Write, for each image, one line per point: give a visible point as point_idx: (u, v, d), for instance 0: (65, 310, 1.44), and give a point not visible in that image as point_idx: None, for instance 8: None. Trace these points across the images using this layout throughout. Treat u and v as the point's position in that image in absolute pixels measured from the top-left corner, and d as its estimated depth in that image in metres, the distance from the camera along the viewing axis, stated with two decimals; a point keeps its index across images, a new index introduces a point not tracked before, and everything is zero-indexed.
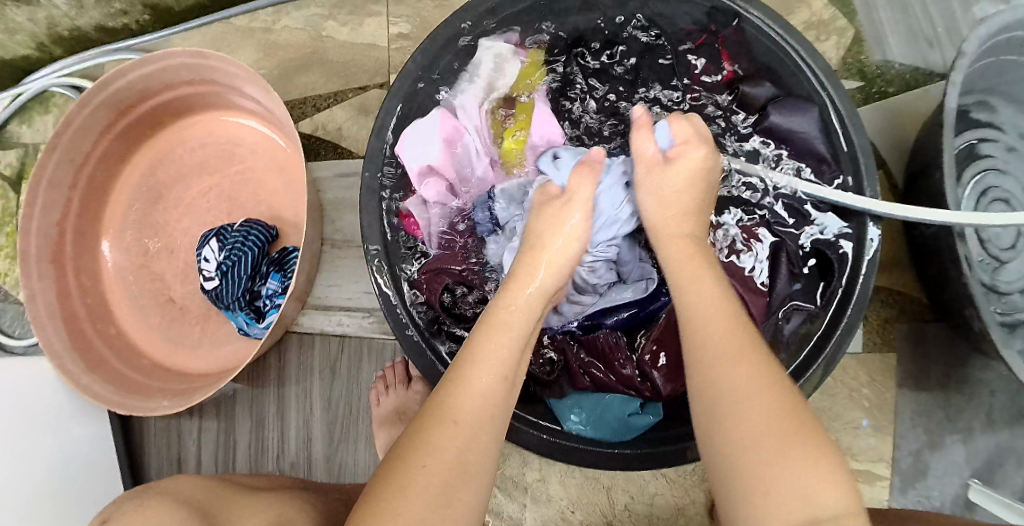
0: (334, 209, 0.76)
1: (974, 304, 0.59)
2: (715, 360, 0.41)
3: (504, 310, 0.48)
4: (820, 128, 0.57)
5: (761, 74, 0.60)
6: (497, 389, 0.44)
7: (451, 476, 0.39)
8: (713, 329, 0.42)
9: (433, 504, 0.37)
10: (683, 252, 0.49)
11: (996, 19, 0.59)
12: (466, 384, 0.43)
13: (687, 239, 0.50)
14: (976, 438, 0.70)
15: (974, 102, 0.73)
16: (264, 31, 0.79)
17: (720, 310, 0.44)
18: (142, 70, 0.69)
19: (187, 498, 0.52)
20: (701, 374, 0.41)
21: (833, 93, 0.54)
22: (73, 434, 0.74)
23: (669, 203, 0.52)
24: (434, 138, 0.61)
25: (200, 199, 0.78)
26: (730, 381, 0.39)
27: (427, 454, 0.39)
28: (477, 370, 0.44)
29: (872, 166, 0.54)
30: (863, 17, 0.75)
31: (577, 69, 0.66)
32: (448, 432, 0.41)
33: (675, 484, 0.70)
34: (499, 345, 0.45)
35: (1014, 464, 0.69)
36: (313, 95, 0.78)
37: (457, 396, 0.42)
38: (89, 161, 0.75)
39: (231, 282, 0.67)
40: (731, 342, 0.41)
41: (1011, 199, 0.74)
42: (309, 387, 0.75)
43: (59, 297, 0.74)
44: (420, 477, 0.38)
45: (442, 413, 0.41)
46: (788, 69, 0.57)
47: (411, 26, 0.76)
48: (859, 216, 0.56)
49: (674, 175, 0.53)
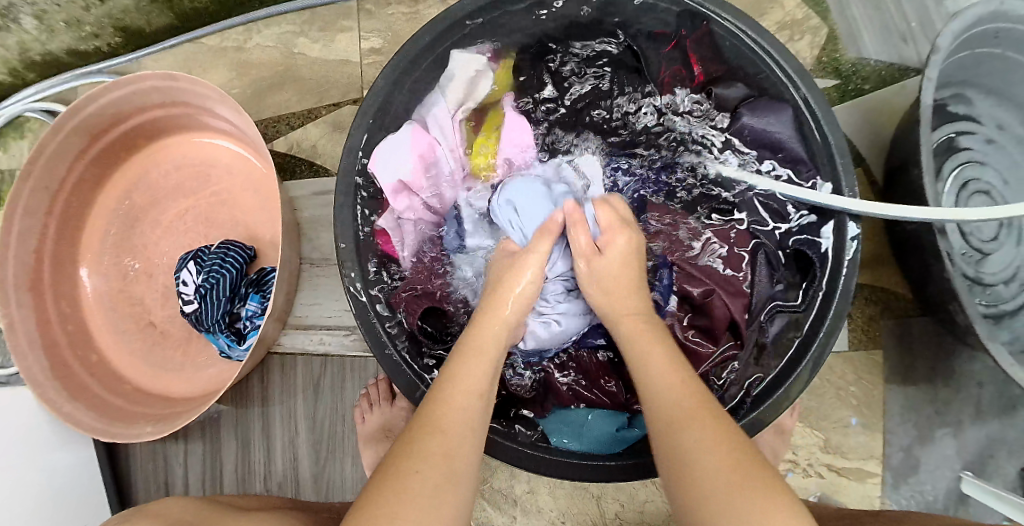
0: (311, 227, 0.75)
1: (957, 299, 0.59)
2: (665, 427, 0.42)
3: (482, 337, 0.49)
4: (795, 126, 0.57)
5: (733, 75, 0.61)
6: (475, 405, 0.44)
7: (443, 483, 0.40)
8: (665, 392, 0.44)
9: (428, 507, 0.38)
10: (635, 331, 0.50)
11: (967, 14, 0.59)
12: (448, 401, 0.44)
13: (639, 318, 0.51)
14: (966, 430, 0.70)
15: (951, 95, 0.73)
16: (236, 49, 0.79)
17: (674, 377, 0.45)
18: (112, 94, 0.69)
19: (176, 519, 0.52)
20: (662, 441, 0.42)
21: (807, 93, 0.55)
22: (58, 463, 0.73)
23: (612, 280, 0.53)
24: (405, 151, 0.60)
25: (178, 221, 0.77)
26: (691, 443, 0.40)
27: (420, 461, 0.40)
28: (454, 390, 0.44)
29: (850, 166, 0.54)
30: (836, 15, 0.75)
31: (547, 78, 0.64)
32: (435, 443, 0.41)
33: (665, 491, 0.70)
34: (476, 367, 0.46)
35: (1004, 455, 0.70)
36: (287, 113, 0.77)
37: (439, 412, 0.43)
38: (65, 188, 0.74)
39: (211, 304, 0.66)
40: (679, 404, 0.43)
41: (991, 191, 0.75)
42: (293, 406, 0.75)
43: (39, 326, 0.73)
44: (412, 481, 0.39)
45: (428, 426, 0.42)
46: (758, 69, 0.58)
47: (383, 40, 0.75)
48: (836, 215, 0.57)
49: (608, 274, 0.53)
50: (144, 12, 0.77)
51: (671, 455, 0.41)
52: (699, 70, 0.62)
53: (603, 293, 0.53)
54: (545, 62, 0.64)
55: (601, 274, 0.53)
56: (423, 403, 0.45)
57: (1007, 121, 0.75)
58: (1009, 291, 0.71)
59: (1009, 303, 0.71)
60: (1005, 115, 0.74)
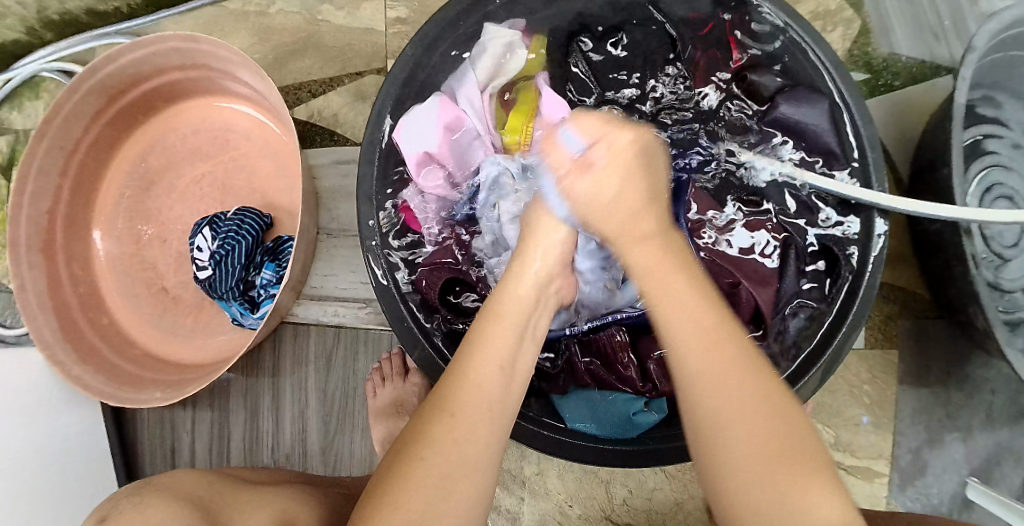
0: (330, 197, 0.74)
1: (978, 302, 0.58)
2: (711, 387, 0.39)
3: (504, 298, 0.47)
4: (830, 120, 0.56)
5: (769, 64, 0.60)
6: (495, 379, 0.42)
7: (450, 471, 0.38)
8: (695, 337, 0.40)
9: (433, 496, 0.37)
10: (649, 256, 0.46)
11: (1006, 12, 0.58)
12: (465, 378, 0.42)
13: (651, 237, 0.47)
14: (976, 436, 0.70)
15: (980, 97, 0.72)
16: (258, 14, 0.77)
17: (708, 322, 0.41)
18: (131, 55, 0.68)
19: (188, 493, 0.50)
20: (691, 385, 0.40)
21: (843, 86, 0.54)
22: (66, 426, 0.73)
23: (609, 185, 0.48)
24: (434, 123, 0.59)
25: (194, 186, 0.77)
26: (725, 406, 0.38)
27: (427, 448, 0.39)
28: (471, 363, 0.42)
29: (880, 159, 0.54)
30: (870, 7, 0.74)
31: (579, 58, 0.64)
32: (443, 426, 0.40)
33: (674, 479, 0.70)
34: (497, 335, 0.44)
35: (1012, 463, 0.69)
36: (308, 80, 0.76)
37: (452, 391, 0.41)
38: (80, 148, 0.74)
39: (225, 271, 0.66)
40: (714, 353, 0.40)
41: (1016, 196, 0.74)
42: (304, 377, 0.74)
43: (50, 287, 0.73)
44: (417, 469, 0.38)
45: (441, 407, 0.41)
46: (795, 57, 0.57)
47: (409, 10, 0.74)
48: (865, 211, 0.56)
49: (608, 176, 0.49)
50: None
51: (689, 392, 0.40)
52: (737, 57, 0.61)
53: (606, 187, 0.48)
54: (578, 42, 0.64)
55: (597, 170, 0.49)
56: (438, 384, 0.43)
57: None
58: None
59: None
60: None
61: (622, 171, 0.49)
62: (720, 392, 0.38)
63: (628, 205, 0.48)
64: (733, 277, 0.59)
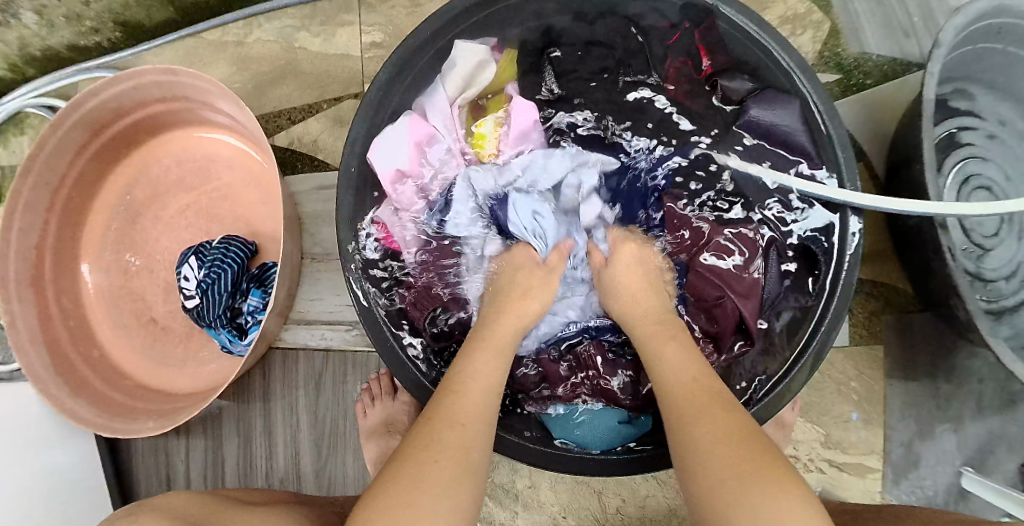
0: (313, 222, 0.75)
1: (958, 293, 0.59)
2: (689, 419, 0.44)
3: (498, 333, 0.52)
4: (802, 123, 0.57)
5: (739, 68, 0.60)
6: (493, 400, 0.47)
7: (460, 475, 0.41)
8: (682, 389, 0.47)
9: (444, 496, 0.40)
10: (652, 333, 0.53)
11: (969, 8, 0.59)
12: (467, 394, 0.46)
13: (657, 323, 0.54)
14: (967, 425, 0.70)
15: (952, 90, 0.73)
16: (236, 44, 0.78)
17: (689, 377, 0.47)
18: (112, 89, 0.69)
19: (180, 512, 0.51)
20: (675, 431, 0.44)
21: (812, 90, 0.55)
22: (62, 460, 0.73)
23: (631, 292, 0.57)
24: (403, 140, 0.61)
25: (179, 216, 0.77)
26: (707, 432, 0.42)
27: (439, 451, 0.42)
28: (474, 382, 0.47)
29: (852, 160, 0.55)
30: (838, 8, 0.75)
31: (548, 71, 0.64)
32: (455, 433, 0.43)
33: (666, 486, 0.70)
34: (490, 363, 0.49)
35: (1006, 451, 0.70)
36: (288, 108, 0.77)
37: (454, 404, 0.45)
38: (65, 182, 0.74)
39: (213, 299, 0.67)
40: (695, 400, 0.45)
41: (993, 187, 0.75)
42: (294, 401, 0.75)
43: (41, 321, 0.73)
44: (433, 471, 0.41)
45: (450, 416, 0.44)
46: (763, 63, 0.57)
47: (384, 34, 0.75)
48: (841, 208, 0.57)
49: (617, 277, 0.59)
50: (145, 7, 0.77)
51: (675, 421, 0.45)
52: (708, 61, 0.61)
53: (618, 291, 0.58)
54: (548, 55, 0.64)
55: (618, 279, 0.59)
56: (436, 397, 0.47)
57: (1009, 117, 0.74)
58: (1010, 287, 0.71)
59: (1010, 300, 0.71)
60: (1008, 112, 0.74)
61: (635, 275, 0.58)
62: (699, 423, 0.43)
63: (642, 307, 0.56)
64: (720, 291, 0.60)
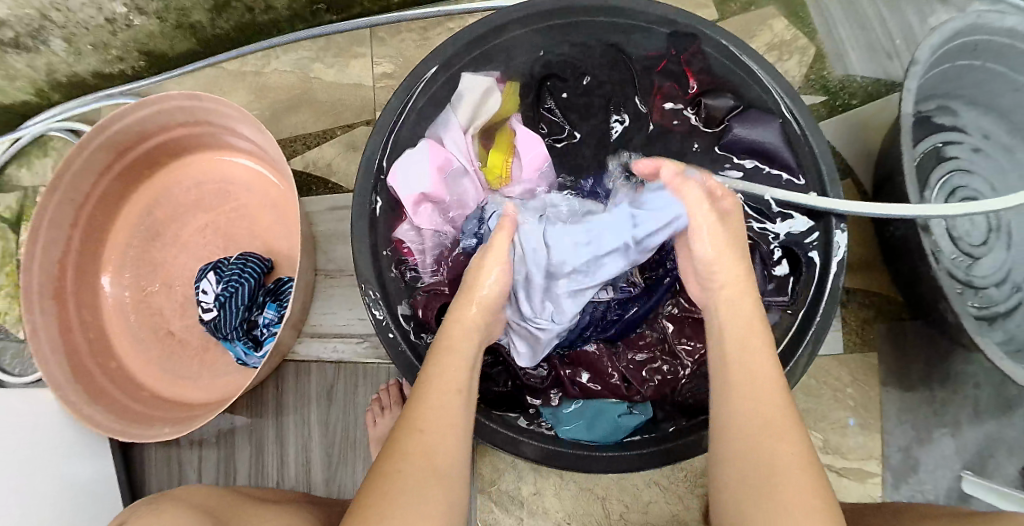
0: (327, 240, 0.79)
1: (946, 299, 0.62)
2: (762, 431, 0.45)
3: (455, 331, 0.53)
4: (782, 135, 0.62)
5: (722, 88, 0.65)
6: (452, 403, 0.48)
7: (426, 479, 0.44)
8: (759, 393, 0.47)
9: (417, 498, 0.42)
10: (746, 321, 0.52)
11: (944, 27, 0.63)
12: (430, 398, 0.48)
13: (745, 299, 0.53)
14: (964, 430, 0.74)
15: (935, 107, 0.78)
16: (255, 74, 0.83)
17: (771, 383, 0.48)
18: (137, 114, 0.73)
19: (197, 502, 0.55)
20: (744, 440, 0.46)
21: (792, 106, 0.60)
22: (78, 469, 0.76)
23: (718, 270, 0.54)
24: (423, 165, 0.63)
25: (198, 235, 0.82)
26: (777, 451, 0.44)
27: (403, 460, 0.44)
28: (432, 389, 0.49)
29: (833, 168, 0.59)
30: (823, 35, 0.80)
31: (548, 97, 0.69)
32: (414, 440, 0.45)
33: (669, 491, 0.73)
34: (449, 366, 0.50)
35: (1004, 454, 0.73)
36: (304, 133, 0.81)
37: (415, 411, 0.47)
38: (90, 200, 0.78)
39: (231, 312, 0.70)
40: (772, 414, 0.46)
41: (979, 197, 0.79)
42: (306, 411, 0.78)
43: (62, 333, 0.76)
44: (399, 478, 0.43)
45: (412, 424, 0.46)
46: (744, 83, 0.63)
47: (395, 66, 0.81)
48: (824, 216, 0.61)
49: (731, 223, 0.56)
50: (169, 38, 0.81)
51: (748, 429, 0.46)
52: (694, 84, 0.66)
53: (707, 248, 0.55)
54: (545, 84, 0.69)
55: (712, 232, 0.55)
56: (405, 406, 0.49)
57: (991, 131, 0.80)
58: (1000, 293, 0.76)
59: (1001, 305, 0.75)
60: (989, 126, 0.80)
61: (733, 240, 0.55)
62: (774, 441, 0.45)
63: (734, 266, 0.54)
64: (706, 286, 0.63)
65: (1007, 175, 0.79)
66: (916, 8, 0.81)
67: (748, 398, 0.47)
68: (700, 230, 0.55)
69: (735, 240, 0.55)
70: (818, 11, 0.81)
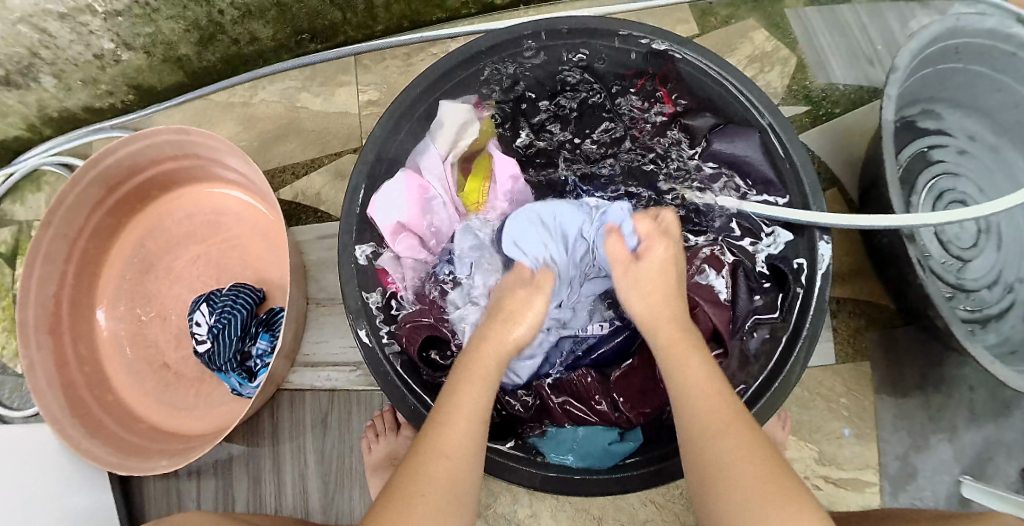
0: (317, 269, 0.80)
1: (934, 304, 0.62)
2: (706, 431, 0.46)
3: (480, 359, 0.52)
4: (763, 150, 0.61)
5: (699, 106, 0.66)
6: (478, 431, 0.48)
7: (442, 509, 0.43)
8: (700, 401, 0.47)
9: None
10: (670, 337, 0.53)
11: (923, 33, 0.63)
12: (455, 425, 0.47)
13: (674, 323, 0.54)
14: (962, 435, 0.73)
15: (919, 112, 0.79)
16: (243, 105, 0.84)
17: (709, 384, 0.48)
18: (128, 148, 0.73)
19: None
20: (694, 442, 0.46)
21: (772, 120, 0.59)
22: (77, 503, 0.76)
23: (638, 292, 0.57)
24: (402, 196, 0.64)
25: (190, 266, 0.82)
26: (724, 447, 0.44)
27: (424, 484, 0.44)
28: (457, 414, 0.48)
29: (815, 183, 0.58)
30: (805, 45, 0.81)
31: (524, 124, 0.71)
32: (438, 466, 0.45)
33: (664, 509, 0.73)
34: (470, 393, 0.50)
35: (1003, 457, 0.73)
36: (291, 163, 0.82)
37: (438, 437, 0.47)
38: (82, 234, 0.78)
39: (223, 343, 0.70)
40: (717, 411, 0.46)
41: (967, 200, 0.79)
42: (302, 441, 0.78)
43: (58, 367, 0.76)
44: (418, 505, 0.43)
45: (436, 449, 0.46)
46: (720, 99, 0.63)
47: (380, 92, 0.82)
48: (807, 230, 0.61)
49: (644, 271, 0.57)
50: (157, 72, 0.82)
51: (696, 434, 0.46)
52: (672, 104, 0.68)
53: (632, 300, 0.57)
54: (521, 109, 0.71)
55: (630, 278, 0.57)
56: (423, 430, 0.48)
57: (976, 132, 0.80)
58: (992, 295, 0.76)
59: (994, 308, 0.76)
60: (974, 127, 0.80)
61: (638, 280, 0.57)
62: (718, 438, 0.45)
63: (667, 308, 0.55)
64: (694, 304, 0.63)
65: (994, 176, 0.80)
66: (897, 12, 0.82)
67: (691, 401, 0.48)
68: (626, 283, 0.58)
69: (646, 281, 0.57)
70: (799, 23, 0.81)
